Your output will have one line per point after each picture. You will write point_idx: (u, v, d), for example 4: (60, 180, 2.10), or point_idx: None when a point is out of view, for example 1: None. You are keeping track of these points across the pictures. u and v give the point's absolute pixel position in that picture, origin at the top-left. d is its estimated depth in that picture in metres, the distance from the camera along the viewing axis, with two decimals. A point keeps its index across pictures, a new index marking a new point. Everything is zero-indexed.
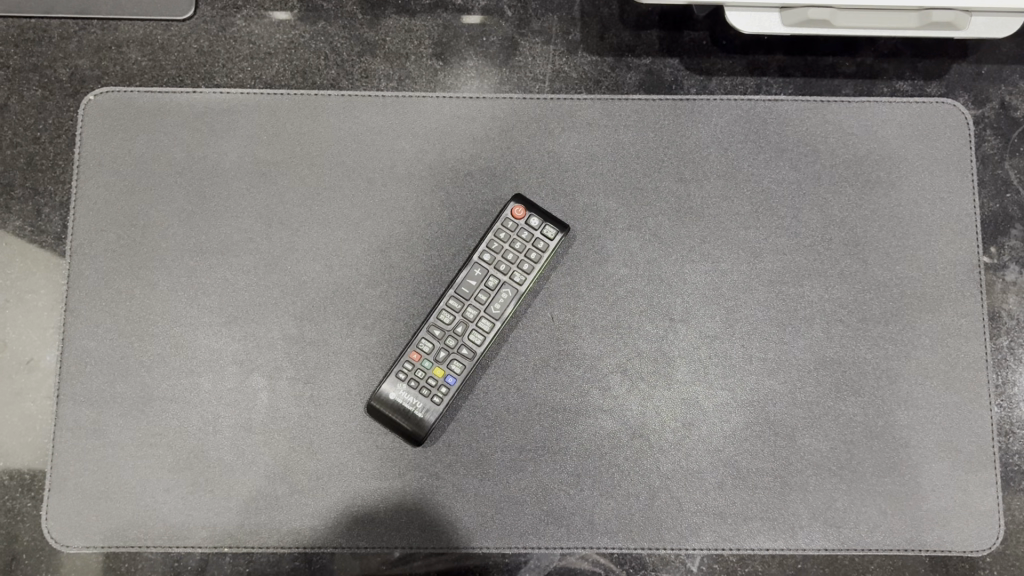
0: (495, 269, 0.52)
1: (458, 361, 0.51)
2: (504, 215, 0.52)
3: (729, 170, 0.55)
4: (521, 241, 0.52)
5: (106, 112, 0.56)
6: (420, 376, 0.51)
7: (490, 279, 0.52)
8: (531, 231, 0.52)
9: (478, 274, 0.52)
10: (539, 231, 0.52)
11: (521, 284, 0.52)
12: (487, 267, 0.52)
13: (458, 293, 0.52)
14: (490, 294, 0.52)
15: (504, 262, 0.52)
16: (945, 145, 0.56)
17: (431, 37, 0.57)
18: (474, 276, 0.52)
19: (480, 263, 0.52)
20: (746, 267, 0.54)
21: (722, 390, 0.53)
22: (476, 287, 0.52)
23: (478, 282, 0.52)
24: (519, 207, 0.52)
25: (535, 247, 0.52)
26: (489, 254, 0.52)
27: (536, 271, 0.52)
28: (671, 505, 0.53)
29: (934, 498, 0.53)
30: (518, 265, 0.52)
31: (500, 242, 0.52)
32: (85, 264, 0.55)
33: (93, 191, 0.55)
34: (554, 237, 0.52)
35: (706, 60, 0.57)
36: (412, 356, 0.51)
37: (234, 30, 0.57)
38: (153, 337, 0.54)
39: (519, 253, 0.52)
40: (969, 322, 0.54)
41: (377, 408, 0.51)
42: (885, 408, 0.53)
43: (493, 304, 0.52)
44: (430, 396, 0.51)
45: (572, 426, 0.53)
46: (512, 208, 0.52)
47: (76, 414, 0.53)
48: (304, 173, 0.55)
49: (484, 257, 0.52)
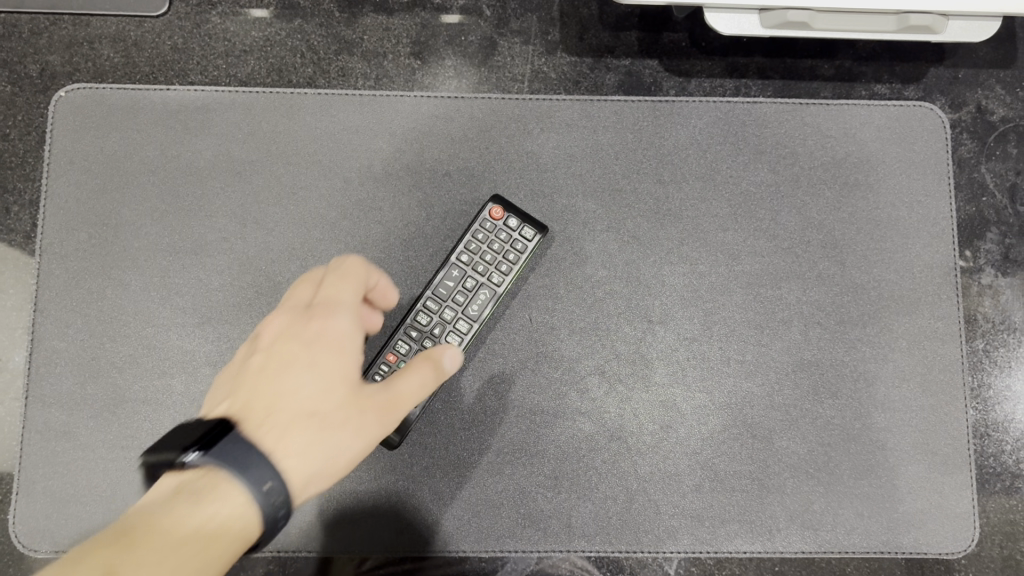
0: (473, 270, 0.51)
1: None
2: (482, 216, 0.52)
3: (708, 172, 0.55)
4: (500, 242, 0.52)
5: (78, 109, 0.55)
6: None
7: (467, 280, 0.51)
8: (510, 232, 0.52)
9: (456, 275, 0.51)
10: (518, 233, 0.52)
11: (499, 286, 0.51)
12: (465, 268, 0.52)
13: (435, 294, 0.51)
14: (468, 295, 0.51)
15: (483, 263, 0.52)
16: (923, 149, 0.56)
17: (410, 36, 0.57)
18: (451, 277, 0.51)
19: (458, 264, 0.52)
20: (724, 269, 0.54)
21: (700, 393, 0.53)
22: (453, 288, 0.51)
23: (456, 283, 0.51)
24: (497, 208, 0.52)
25: (514, 248, 0.52)
26: (467, 255, 0.52)
27: (515, 273, 0.51)
28: (648, 507, 0.52)
29: (911, 500, 0.53)
30: (497, 266, 0.52)
31: (479, 242, 0.52)
32: (54, 263, 0.54)
33: (64, 190, 0.54)
34: (532, 238, 0.52)
35: (685, 62, 0.57)
36: (388, 358, 0.50)
37: (208, 27, 0.57)
38: (124, 337, 0.53)
39: (498, 254, 0.52)
40: (946, 326, 0.54)
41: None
42: (863, 411, 0.53)
43: (471, 306, 0.51)
44: None
45: (549, 428, 0.53)
46: (490, 208, 0.52)
47: (45, 416, 0.52)
48: (279, 172, 0.55)
49: (462, 258, 0.52)
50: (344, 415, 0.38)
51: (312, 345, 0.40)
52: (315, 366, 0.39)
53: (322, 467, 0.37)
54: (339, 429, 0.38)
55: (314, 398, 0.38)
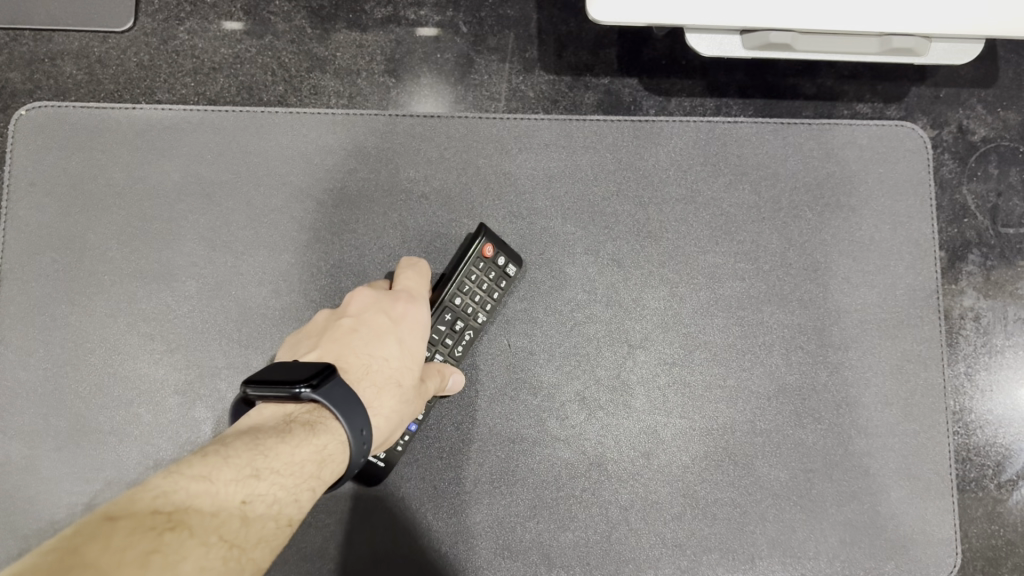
0: (463, 310, 0.50)
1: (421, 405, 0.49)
2: (475, 254, 0.49)
3: (689, 193, 0.54)
4: (488, 280, 0.50)
5: (39, 129, 0.53)
6: None
7: (457, 322, 0.50)
8: (498, 269, 0.50)
9: (447, 317, 0.49)
10: (506, 269, 0.51)
11: (483, 324, 0.51)
12: (455, 309, 0.50)
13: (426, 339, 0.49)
14: (457, 337, 0.50)
15: (472, 302, 0.50)
16: (904, 169, 0.55)
17: (384, 53, 0.56)
18: (443, 320, 0.49)
19: (450, 306, 0.49)
20: (706, 292, 0.53)
21: (681, 419, 0.52)
22: (444, 332, 0.49)
23: (447, 326, 0.49)
24: (488, 245, 0.50)
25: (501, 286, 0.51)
26: (458, 297, 0.50)
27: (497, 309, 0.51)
28: (629, 536, 0.51)
29: (893, 526, 0.52)
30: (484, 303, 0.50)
31: (469, 282, 0.50)
32: (16, 288, 0.52)
33: (26, 212, 0.52)
34: (516, 274, 0.51)
35: (665, 81, 0.57)
36: None
37: (176, 43, 0.56)
38: (89, 366, 0.51)
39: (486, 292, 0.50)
40: (928, 349, 0.54)
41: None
42: (845, 436, 0.53)
43: (460, 348, 0.50)
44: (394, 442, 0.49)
45: (528, 456, 0.52)
46: (484, 247, 0.49)
47: (6, 449, 0.50)
48: (251, 194, 0.53)
49: (453, 300, 0.49)
50: (411, 398, 0.43)
51: (402, 325, 0.44)
52: (398, 343, 0.44)
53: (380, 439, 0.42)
54: (405, 408, 0.43)
55: (400, 374, 0.43)
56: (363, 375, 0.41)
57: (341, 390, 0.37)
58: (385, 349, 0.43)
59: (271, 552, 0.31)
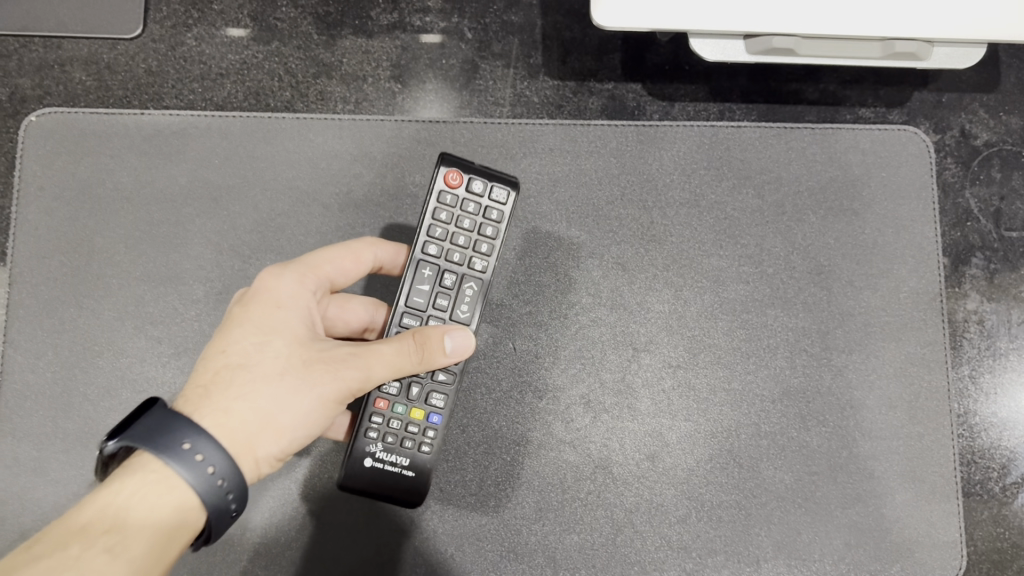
0: (447, 261, 0.46)
1: (434, 396, 0.46)
2: (438, 189, 0.46)
3: (692, 197, 0.55)
4: (467, 215, 0.46)
5: (49, 134, 0.54)
6: (397, 427, 0.46)
7: (445, 274, 0.46)
8: (478, 198, 0.47)
9: (431, 271, 0.46)
10: (484, 198, 0.47)
11: (482, 268, 0.47)
12: (438, 258, 0.46)
13: (414, 302, 0.46)
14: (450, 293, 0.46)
15: (456, 248, 0.46)
16: (907, 173, 0.56)
17: (390, 59, 0.57)
18: (427, 275, 0.46)
19: (429, 257, 0.46)
20: (710, 295, 0.54)
21: (686, 422, 0.52)
22: (433, 287, 0.46)
23: (433, 280, 0.46)
24: (450, 173, 0.46)
25: (488, 218, 0.47)
26: (436, 244, 0.46)
27: (495, 246, 0.47)
28: (634, 539, 0.51)
29: (898, 529, 0.52)
30: (475, 245, 0.47)
31: (444, 223, 0.46)
32: (25, 292, 0.52)
33: (35, 217, 0.53)
34: (503, 199, 0.47)
35: (668, 86, 0.57)
36: (381, 411, 0.45)
37: (184, 49, 0.56)
38: (96, 369, 0.51)
39: (473, 230, 0.47)
40: (932, 352, 0.54)
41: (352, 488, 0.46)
42: (849, 439, 0.53)
43: (462, 306, 0.46)
44: (415, 443, 0.46)
45: (533, 458, 0.52)
46: (445, 176, 0.46)
47: (14, 451, 0.50)
48: (258, 198, 0.54)
49: (431, 248, 0.46)
50: (297, 373, 0.40)
51: (268, 302, 0.42)
52: (242, 328, 0.41)
53: (269, 430, 0.39)
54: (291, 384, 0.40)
55: (270, 354, 0.40)
56: (222, 371, 0.40)
57: (151, 420, 0.36)
58: (246, 335, 0.41)
59: (151, 546, 0.35)
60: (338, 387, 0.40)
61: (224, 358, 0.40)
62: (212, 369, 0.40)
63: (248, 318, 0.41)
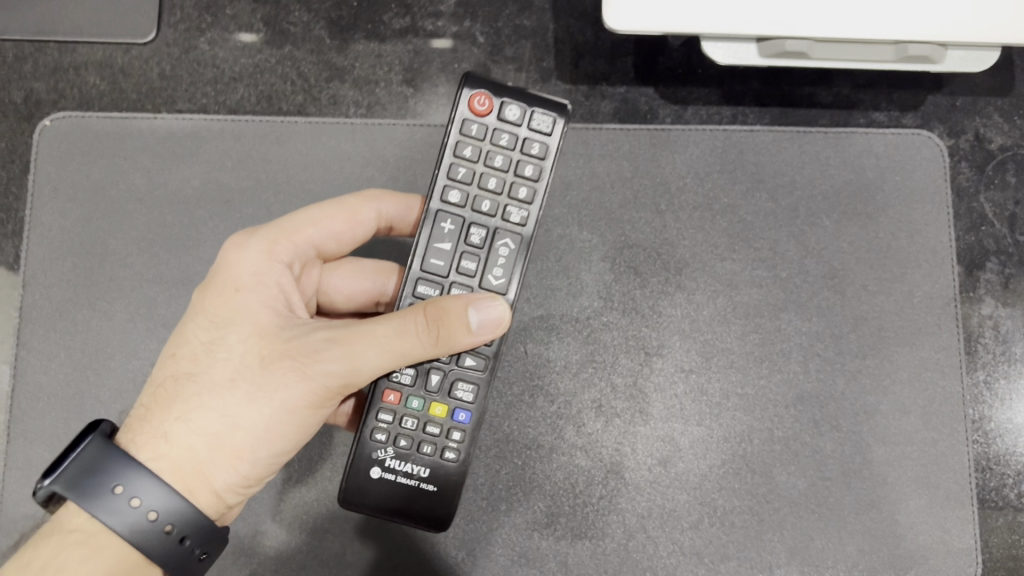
0: (476, 211, 0.43)
1: (454, 393, 0.43)
2: (463, 120, 0.43)
3: (705, 201, 0.55)
4: (497, 150, 0.43)
5: (63, 137, 0.54)
6: (411, 429, 0.43)
7: (472, 219, 0.43)
8: (513, 133, 0.43)
9: (456, 215, 0.43)
10: (517, 132, 0.43)
11: (515, 212, 0.43)
12: (464, 200, 0.43)
13: (437, 251, 0.43)
14: (480, 252, 0.43)
15: (487, 194, 0.43)
16: (922, 177, 0.55)
17: (402, 63, 0.57)
18: (452, 219, 0.43)
19: (454, 199, 0.43)
20: (723, 299, 0.53)
21: (698, 427, 0.52)
22: (459, 231, 0.43)
23: (459, 225, 0.43)
24: (476, 101, 0.43)
25: (526, 156, 0.43)
26: (460, 184, 0.43)
27: (530, 185, 0.43)
28: (646, 544, 0.51)
29: (913, 536, 0.51)
30: (511, 190, 0.43)
31: (471, 159, 0.43)
32: (38, 294, 0.52)
33: (48, 220, 0.53)
34: (539, 132, 0.43)
35: (681, 89, 0.57)
36: (392, 410, 0.43)
37: (197, 53, 0.57)
38: (108, 371, 0.51)
39: (508, 170, 0.43)
40: (947, 357, 0.53)
41: (364, 495, 0.43)
42: (863, 445, 0.52)
43: (493, 269, 0.43)
44: (433, 444, 0.43)
45: (545, 462, 0.52)
46: (471, 102, 0.43)
47: (27, 453, 0.50)
48: (271, 201, 0.54)
49: (455, 189, 0.43)
50: (249, 377, 0.39)
51: (227, 288, 0.41)
52: (200, 324, 0.41)
53: (224, 448, 0.39)
54: (244, 389, 0.39)
55: (221, 357, 0.40)
56: (175, 379, 0.40)
57: (80, 464, 0.37)
58: (202, 333, 0.41)
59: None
60: (300, 381, 0.39)
61: (180, 360, 0.41)
62: (168, 376, 0.41)
63: (206, 311, 0.41)
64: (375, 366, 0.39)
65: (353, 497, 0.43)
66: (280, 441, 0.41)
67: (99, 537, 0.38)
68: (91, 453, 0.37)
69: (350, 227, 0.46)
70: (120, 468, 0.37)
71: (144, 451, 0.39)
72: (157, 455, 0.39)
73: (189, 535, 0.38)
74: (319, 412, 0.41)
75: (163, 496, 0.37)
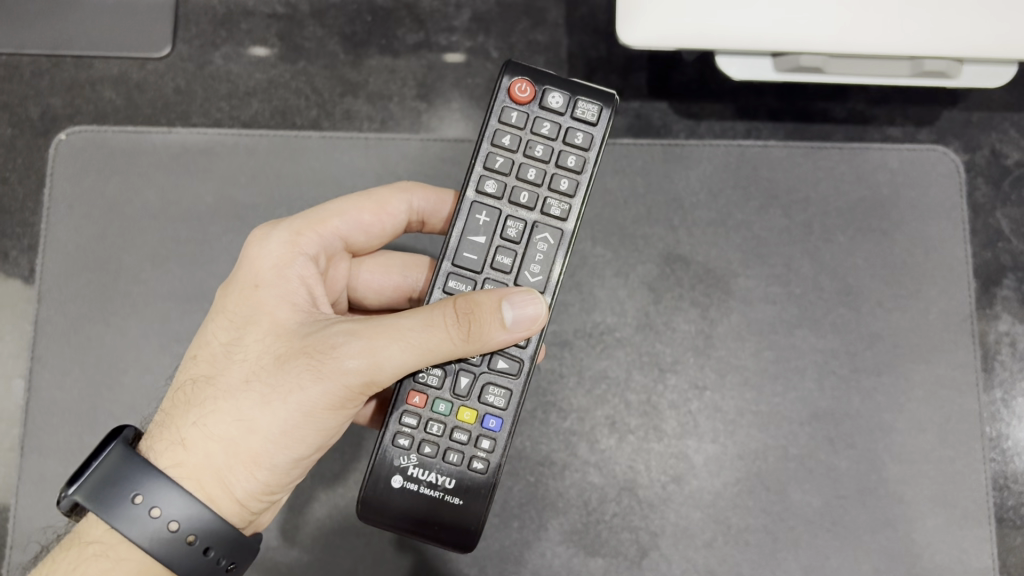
0: (513, 202, 0.41)
1: (485, 398, 0.41)
2: (504, 107, 0.41)
3: (718, 217, 0.54)
4: (539, 139, 0.41)
5: (79, 153, 0.54)
6: (437, 436, 0.40)
7: (508, 212, 0.41)
8: (556, 122, 0.41)
9: (492, 207, 0.41)
10: (561, 121, 0.41)
11: (555, 206, 0.41)
12: (501, 193, 0.41)
13: (470, 245, 0.41)
14: (517, 247, 0.41)
15: (526, 185, 0.41)
16: (937, 194, 0.55)
17: (416, 78, 0.57)
18: (487, 212, 0.41)
19: (491, 191, 0.41)
20: (738, 315, 0.53)
21: (712, 444, 0.52)
22: (495, 225, 0.41)
23: (495, 218, 0.41)
24: (517, 88, 0.41)
25: (569, 147, 0.41)
26: (497, 175, 0.41)
27: (573, 177, 0.41)
28: (660, 563, 0.50)
29: (930, 555, 0.51)
30: (552, 181, 0.41)
31: (510, 149, 0.41)
32: (52, 309, 0.53)
33: (63, 234, 0.53)
34: (584, 123, 0.41)
35: (695, 105, 0.57)
36: (418, 412, 0.40)
37: (212, 68, 0.57)
38: (121, 386, 0.51)
39: (549, 160, 0.41)
40: (964, 375, 0.53)
41: (384, 506, 0.40)
42: (877, 462, 0.52)
43: (530, 266, 0.41)
44: (460, 453, 0.40)
45: (558, 479, 0.51)
46: (511, 89, 0.41)
47: (40, 467, 0.50)
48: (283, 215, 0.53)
49: (492, 180, 0.41)
50: (264, 377, 0.38)
51: (246, 287, 0.41)
52: (219, 326, 0.40)
53: (240, 453, 0.38)
54: (259, 390, 0.38)
55: (238, 358, 0.39)
56: (196, 382, 0.40)
57: (100, 473, 0.36)
58: (222, 334, 0.40)
59: None
60: (315, 379, 0.38)
61: (202, 362, 0.40)
62: (189, 379, 0.40)
63: (226, 311, 0.41)
64: (396, 362, 0.37)
65: (371, 509, 0.40)
66: (298, 446, 0.40)
67: (118, 549, 0.37)
68: (112, 462, 0.37)
69: (378, 218, 0.46)
70: (139, 475, 0.36)
71: (164, 458, 0.38)
72: (176, 462, 0.38)
73: (213, 544, 0.37)
74: (339, 412, 0.39)
75: (183, 505, 0.36)
